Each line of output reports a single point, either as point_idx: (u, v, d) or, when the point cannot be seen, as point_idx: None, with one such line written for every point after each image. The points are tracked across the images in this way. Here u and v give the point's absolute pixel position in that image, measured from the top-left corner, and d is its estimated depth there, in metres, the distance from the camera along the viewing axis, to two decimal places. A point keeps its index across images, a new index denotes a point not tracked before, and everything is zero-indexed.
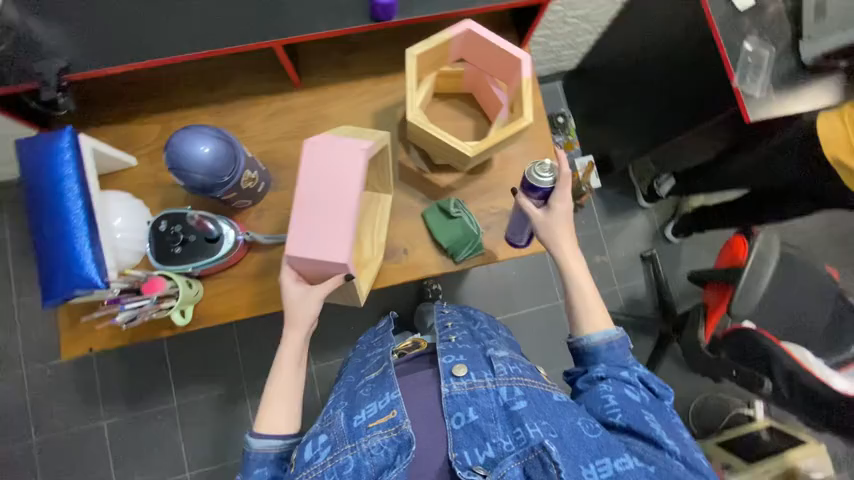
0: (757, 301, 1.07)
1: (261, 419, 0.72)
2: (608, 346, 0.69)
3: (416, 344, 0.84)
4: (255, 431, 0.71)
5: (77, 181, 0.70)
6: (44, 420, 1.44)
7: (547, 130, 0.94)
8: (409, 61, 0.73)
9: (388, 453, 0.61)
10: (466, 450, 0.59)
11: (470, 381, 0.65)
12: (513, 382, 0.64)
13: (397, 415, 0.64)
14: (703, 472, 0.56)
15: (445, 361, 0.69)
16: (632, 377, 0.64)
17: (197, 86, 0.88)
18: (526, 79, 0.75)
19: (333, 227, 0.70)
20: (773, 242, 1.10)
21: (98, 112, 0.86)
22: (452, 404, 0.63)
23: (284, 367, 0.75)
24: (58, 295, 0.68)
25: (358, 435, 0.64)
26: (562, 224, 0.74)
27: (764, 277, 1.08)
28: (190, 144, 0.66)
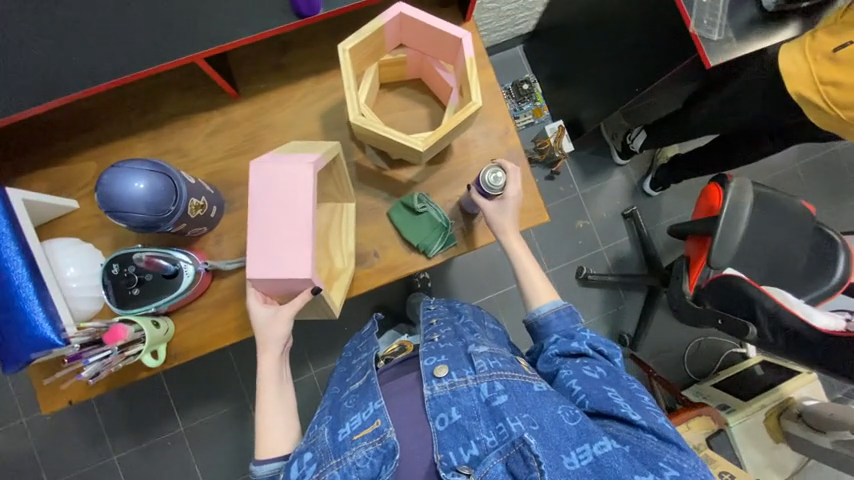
0: (734, 247, 1.08)
1: (261, 444, 0.71)
2: (557, 314, 0.78)
3: (401, 348, 0.84)
4: (258, 458, 0.69)
5: (13, 239, 0.66)
6: (53, 464, 1.44)
7: (505, 107, 0.90)
8: (342, 57, 0.69)
9: (373, 465, 0.60)
10: (451, 450, 0.59)
11: (451, 381, 0.64)
12: (494, 376, 0.63)
13: (381, 424, 0.63)
14: (674, 440, 0.59)
15: (426, 364, 0.67)
16: (583, 346, 0.71)
17: (128, 113, 0.82)
18: (469, 58, 0.71)
19: (291, 245, 0.67)
20: (746, 186, 1.11)
21: (27, 156, 0.81)
22: (435, 406, 0.63)
23: (266, 388, 0.73)
24: (18, 360, 0.65)
25: (342, 450, 0.63)
26: (507, 219, 0.81)
27: (740, 223, 1.08)
28: (122, 183, 0.62)
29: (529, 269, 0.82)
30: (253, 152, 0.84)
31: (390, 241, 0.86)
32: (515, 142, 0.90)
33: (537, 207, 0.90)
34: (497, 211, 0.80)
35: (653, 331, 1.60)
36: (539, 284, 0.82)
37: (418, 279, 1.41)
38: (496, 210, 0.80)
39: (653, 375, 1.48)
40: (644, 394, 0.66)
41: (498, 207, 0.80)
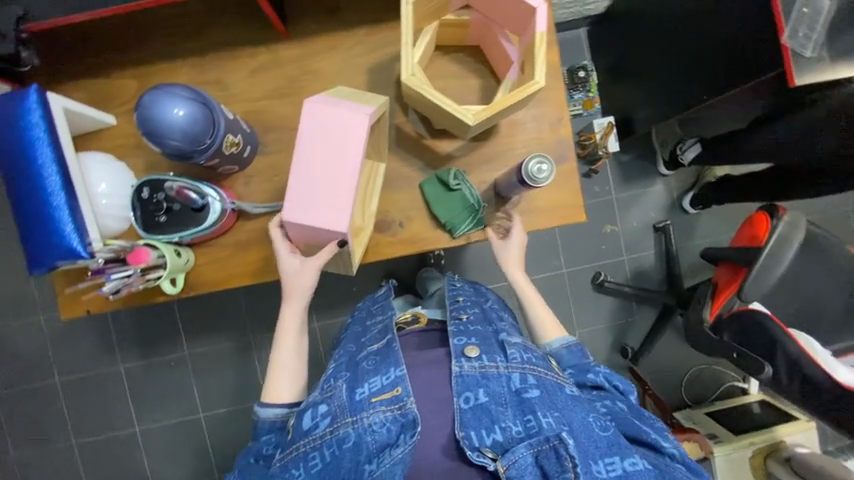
0: (769, 285, 1.04)
1: (268, 388, 0.74)
2: (568, 350, 0.77)
3: (416, 318, 0.82)
4: (263, 401, 0.73)
5: (49, 146, 0.66)
6: (66, 363, 1.53)
7: (563, 93, 0.84)
8: (404, 9, 0.63)
9: (390, 431, 0.61)
10: (473, 430, 0.59)
11: (481, 363, 0.65)
12: (527, 370, 0.64)
13: (401, 393, 0.63)
14: (694, 471, 0.63)
15: (456, 342, 0.68)
16: (599, 380, 0.71)
17: (173, 35, 0.80)
18: (540, 32, 0.65)
19: (331, 194, 0.64)
20: (798, 223, 1.05)
21: (69, 63, 0.80)
22: (462, 384, 0.63)
23: (285, 338, 0.75)
24: (43, 265, 0.67)
25: (358, 410, 0.64)
26: (514, 253, 0.84)
27: (780, 261, 1.03)
28: (163, 108, 0.61)
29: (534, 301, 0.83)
30: (294, 97, 0.81)
31: (417, 213, 0.84)
32: (566, 132, 0.84)
33: (576, 205, 0.86)
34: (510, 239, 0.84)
35: (658, 349, 1.57)
36: (545, 316, 0.82)
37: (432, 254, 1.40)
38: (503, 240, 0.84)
39: (648, 392, 1.47)
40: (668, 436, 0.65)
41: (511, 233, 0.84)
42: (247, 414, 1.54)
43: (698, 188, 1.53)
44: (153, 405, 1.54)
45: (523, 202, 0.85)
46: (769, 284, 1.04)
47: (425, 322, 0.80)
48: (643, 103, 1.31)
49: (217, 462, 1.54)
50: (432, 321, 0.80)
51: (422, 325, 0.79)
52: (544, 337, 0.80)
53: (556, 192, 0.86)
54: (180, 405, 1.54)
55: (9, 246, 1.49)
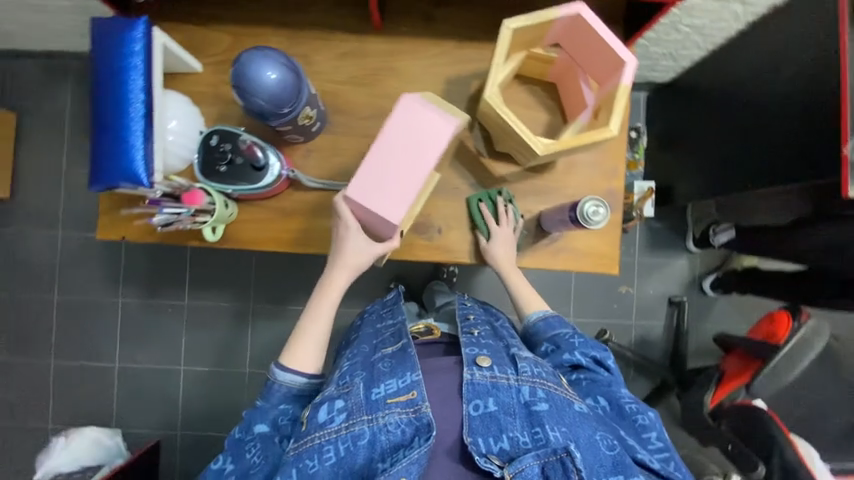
0: (780, 386, 1.02)
1: (290, 353, 0.75)
2: (544, 321, 0.82)
3: (429, 331, 0.84)
4: (282, 364, 0.73)
5: (142, 75, 0.69)
6: (70, 282, 1.55)
7: (624, 146, 0.86)
8: (502, 33, 0.67)
9: (404, 433, 0.64)
10: (480, 437, 0.63)
11: (492, 373, 0.68)
12: (537, 384, 0.66)
13: (416, 397, 0.65)
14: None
15: (468, 350, 0.71)
16: (575, 358, 0.75)
17: (275, 4, 0.84)
18: (624, 85, 0.68)
19: (400, 187, 0.67)
20: (822, 331, 1.03)
21: (174, 7, 0.84)
22: (472, 391, 0.66)
23: (325, 311, 0.77)
24: (104, 183, 0.70)
25: (375, 409, 0.66)
26: (504, 250, 0.82)
27: (795, 365, 1.02)
28: (257, 68, 0.64)
29: (519, 284, 0.84)
30: (371, 88, 0.84)
31: (456, 224, 0.86)
32: (618, 184, 0.86)
33: (611, 256, 0.87)
34: (497, 237, 0.82)
35: None
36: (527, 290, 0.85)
37: (445, 270, 1.38)
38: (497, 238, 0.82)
39: None
40: (648, 432, 0.70)
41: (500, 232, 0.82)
42: (226, 378, 1.53)
43: (721, 271, 1.52)
44: (139, 345, 1.55)
45: (560, 240, 0.87)
46: (777, 387, 1.03)
47: (438, 335, 0.83)
48: (688, 176, 1.32)
49: (183, 417, 1.53)
50: (444, 335, 0.84)
51: (434, 337, 0.83)
52: (525, 310, 0.84)
53: (595, 239, 0.87)
54: (165, 352, 1.55)
55: (49, 157, 1.52)
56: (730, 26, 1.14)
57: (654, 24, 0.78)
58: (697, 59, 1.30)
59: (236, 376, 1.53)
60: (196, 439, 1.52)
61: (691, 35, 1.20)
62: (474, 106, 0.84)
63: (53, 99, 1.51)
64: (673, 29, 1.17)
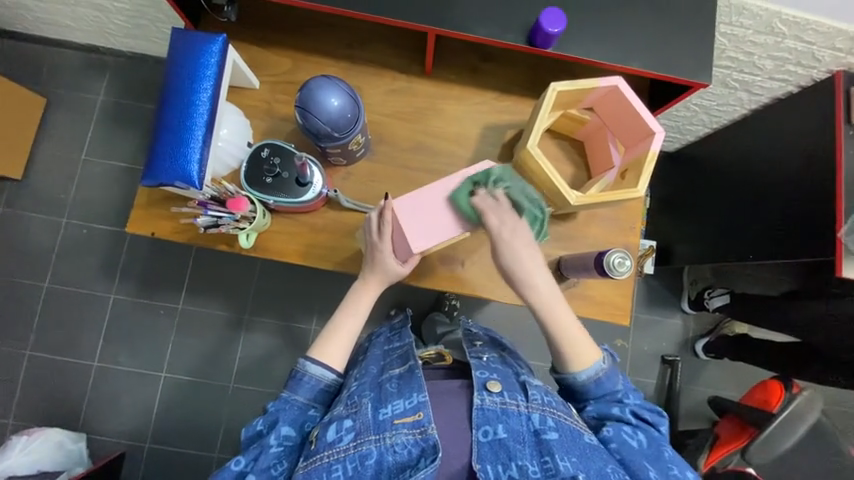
0: (771, 454, 1.02)
1: (321, 348, 0.78)
2: (596, 380, 0.74)
3: (440, 357, 0.90)
4: (313, 356, 0.77)
5: (212, 84, 0.75)
6: (63, 270, 1.47)
7: (641, 205, 0.92)
8: (549, 94, 0.76)
9: (411, 453, 0.68)
10: (489, 464, 0.67)
11: (502, 399, 0.72)
12: (546, 411, 0.70)
13: (423, 418, 0.70)
14: None
15: (479, 374, 0.75)
16: (625, 412, 0.73)
17: (336, 39, 0.91)
18: (652, 152, 0.75)
19: (439, 222, 0.73)
20: (816, 403, 1.03)
21: (242, 27, 0.90)
22: (482, 417, 0.71)
23: (356, 311, 0.79)
24: (157, 178, 0.74)
25: (382, 429, 0.69)
26: (529, 271, 0.71)
27: (787, 434, 1.02)
28: (324, 94, 0.69)
29: (562, 322, 0.72)
30: (414, 123, 0.90)
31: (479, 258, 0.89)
32: (634, 240, 0.91)
33: (623, 308, 0.91)
34: (507, 246, 0.70)
35: None
36: (578, 341, 0.73)
37: (447, 302, 1.37)
38: (504, 247, 0.70)
39: None
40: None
41: (503, 238, 0.69)
42: (207, 392, 1.44)
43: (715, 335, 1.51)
44: (122, 346, 1.46)
45: (577, 287, 0.90)
46: (771, 455, 1.03)
47: (450, 361, 0.88)
48: (685, 239, 1.37)
49: (157, 430, 1.42)
50: (455, 362, 0.88)
51: (446, 363, 0.87)
52: (575, 369, 0.74)
53: (610, 290, 0.91)
54: (148, 357, 1.45)
55: (67, 143, 1.51)
56: (735, 110, 1.26)
57: (678, 102, 0.87)
58: (701, 135, 1.40)
59: (219, 390, 1.44)
60: (164, 454, 1.41)
61: (699, 114, 1.31)
62: (508, 151, 0.91)
63: (86, 88, 1.53)
64: (685, 106, 1.28)
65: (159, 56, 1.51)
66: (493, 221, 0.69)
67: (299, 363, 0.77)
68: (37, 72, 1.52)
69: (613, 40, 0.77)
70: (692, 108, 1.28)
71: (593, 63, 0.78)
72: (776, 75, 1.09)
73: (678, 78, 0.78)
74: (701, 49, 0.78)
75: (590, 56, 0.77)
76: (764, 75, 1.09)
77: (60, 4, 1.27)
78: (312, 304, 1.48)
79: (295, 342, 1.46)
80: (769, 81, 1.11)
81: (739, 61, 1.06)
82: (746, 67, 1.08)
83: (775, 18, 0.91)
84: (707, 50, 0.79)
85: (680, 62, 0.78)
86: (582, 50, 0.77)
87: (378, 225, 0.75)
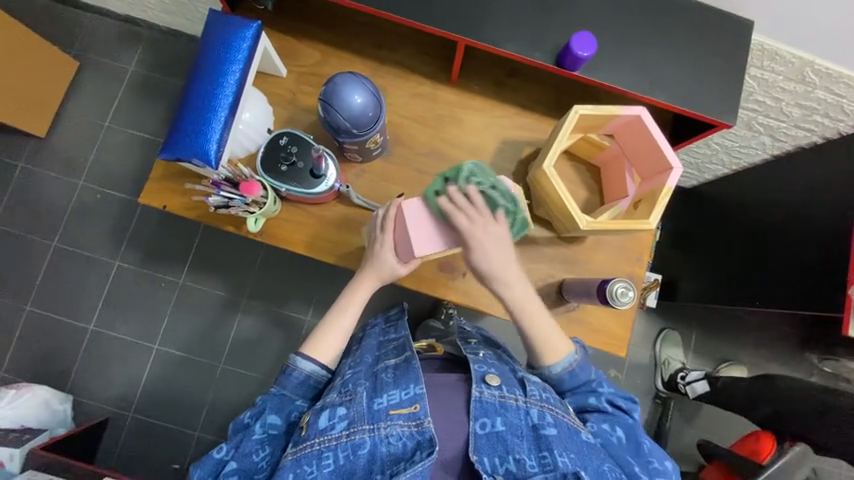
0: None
1: (313, 344, 0.78)
2: (570, 373, 0.76)
3: (431, 347, 0.93)
4: (305, 352, 0.77)
5: (241, 68, 0.77)
6: (72, 232, 1.50)
7: (651, 238, 0.91)
8: (571, 116, 0.76)
9: (405, 445, 0.67)
10: (486, 457, 0.66)
11: (501, 393, 0.71)
12: (545, 408, 0.69)
13: (419, 411, 0.69)
14: None
15: (477, 368, 0.75)
16: (600, 403, 0.75)
17: (366, 37, 0.92)
18: (668, 186, 0.74)
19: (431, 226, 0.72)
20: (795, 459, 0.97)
21: (276, 16, 0.91)
22: (480, 408, 0.70)
23: (352, 305, 0.79)
24: (175, 153, 0.75)
25: (376, 419, 0.69)
26: (511, 267, 0.72)
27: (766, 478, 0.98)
28: (348, 90, 0.70)
29: (537, 320, 0.74)
30: (433, 129, 0.91)
31: None
32: (639, 271, 0.91)
33: (620, 338, 0.89)
34: (479, 243, 0.69)
35: None
36: (554, 338, 0.75)
37: (444, 310, 1.35)
38: (476, 243, 0.69)
39: None
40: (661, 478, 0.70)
41: (474, 237, 0.69)
42: (195, 369, 1.44)
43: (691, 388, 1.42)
44: (119, 314, 1.47)
45: (576, 311, 0.89)
46: None
47: (441, 352, 0.90)
48: (691, 277, 1.35)
49: (141, 401, 1.42)
50: (447, 353, 0.90)
51: (437, 354, 0.90)
52: (550, 362, 0.75)
53: (609, 318, 0.90)
54: (144, 327, 1.46)
55: (93, 108, 1.54)
56: (756, 153, 1.25)
57: (700, 138, 0.86)
58: (719, 175, 1.39)
59: (208, 369, 1.44)
60: (146, 426, 1.41)
61: (719, 153, 1.29)
62: (523, 168, 0.90)
63: (118, 57, 1.56)
64: (706, 143, 1.27)
65: (193, 35, 1.54)
66: (463, 219, 0.68)
67: (289, 359, 0.77)
68: (74, 37, 1.56)
69: (642, 71, 0.77)
70: (713, 146, 1.27)
71: (619, 90, 0.78)
72: (803, 124, 1.08)
73: (701, 116, 0.78)
74: (728, 89, 0.78)
75: (617, 83, 0.77)
76: (790, 121, 1.08)
77: None
78: (309, 295, 1.49)
79: (287, 331, 1.47)
80: (794, 129, 1.10)
81: (766, 105, 1.05)
82: (773, 112, 1.07)
83: (808, 67, 0.90)
84: (734, 91, 0.79)
85: (706, 101, 0.78)
86: (609, 77, 0.77)
87: (382, 222, 0.77)
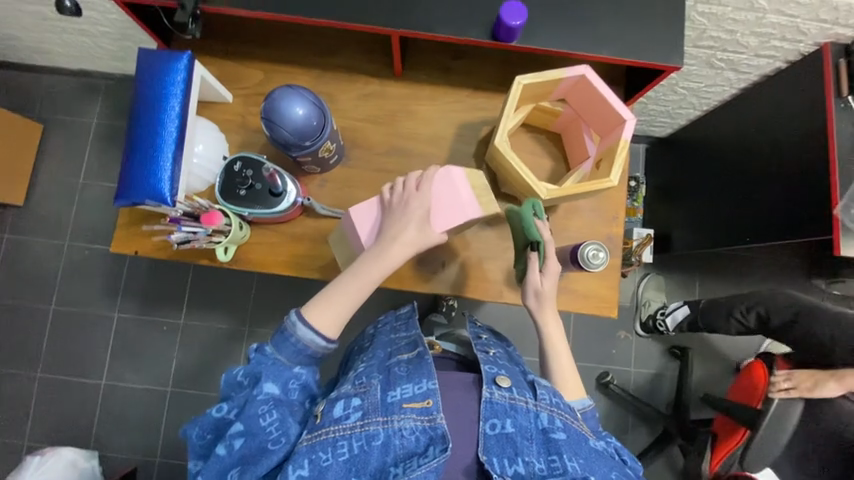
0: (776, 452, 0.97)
1: (313, 310, 0.74)
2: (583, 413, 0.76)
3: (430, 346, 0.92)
4: (303, 317, 0.73)
5: (180, 102, 0.76)
6: (67, 292, 1.51)
7: (623, 195, 0.90)
8: (515, 88, 0.74)
9: (418, 440, 0.67)
10: (495, 457, 0.66)
11: (511, 394, 0.71)
12: (555, 413, 0.70)
13: (432, 406, 0.69)
14: None
15: (488, 369, 0.75)
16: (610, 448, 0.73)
17: (306, 48, 0.91)
18: (623, 141, 0.73)
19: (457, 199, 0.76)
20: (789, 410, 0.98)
21: (213, 43, 0.91)
22: (489, 410, 0.70)
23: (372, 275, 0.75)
24: (130, 197, 0.75)
25: (389, 411, 0.69)
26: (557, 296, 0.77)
27: (782, 434, 0.97)
28: (287, 104, 0.70)
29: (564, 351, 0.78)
30: (389, 127, 0.90)
31: (464, 260, 0.89)
32: (617, 230, 0.90)
33: (611, 300, 0.89)
34: (552, 272, 0.75)
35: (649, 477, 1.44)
36: (568, 373, 0.78)
37: (445, 303, 1.34)
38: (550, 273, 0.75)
39: None
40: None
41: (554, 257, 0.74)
42: (212, 404, 1.45)
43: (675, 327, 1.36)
44: (128, 364, 1.48)
45: (562, 281, 0.89)
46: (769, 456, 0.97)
47: (439, 351, 0.91)
48: (682, 225, 1.34)
49: (165, 444, 1.44)
50: (445, 351, 0.91)
51: (435, 352, 0.90)
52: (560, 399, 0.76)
53: (596, 282, 0.89)
54: (154, 371, 1.48)
55: (65, 166, 1.55)
56: (723, 91, 1.22)
57: (655, 86, 0.85)
58: (692, 118, 1.37)
59: None
60: (175, 467, 1.43)
61: (686, 97, 1.27)
62: (483, 149, 0.90)
63: (78, 112, 1.56)
64: (671, 89, 1.24)
65: None
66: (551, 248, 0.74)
67: (287, 320, 0.74)
68: (32, 101, 1.56)
69: (579, 29, 0.76)
70: (678, 91, 1.24)
71: (560, 54, 0.77)
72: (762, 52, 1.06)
73: (647, 63, 0.76)
74: (671, 31, 0.77)
75: (558, 46, 0.76)
76: (749, 52, 1.06)
77: (49, 33, 1.31)
78: None
79: None
80: (755, 59, 1.08)
81: (721, 40, 1.03)
82: (730, 45, 1.04)
83: None
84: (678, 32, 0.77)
85: (651, 46, 0.76)
86: (548, 42, 0.76)
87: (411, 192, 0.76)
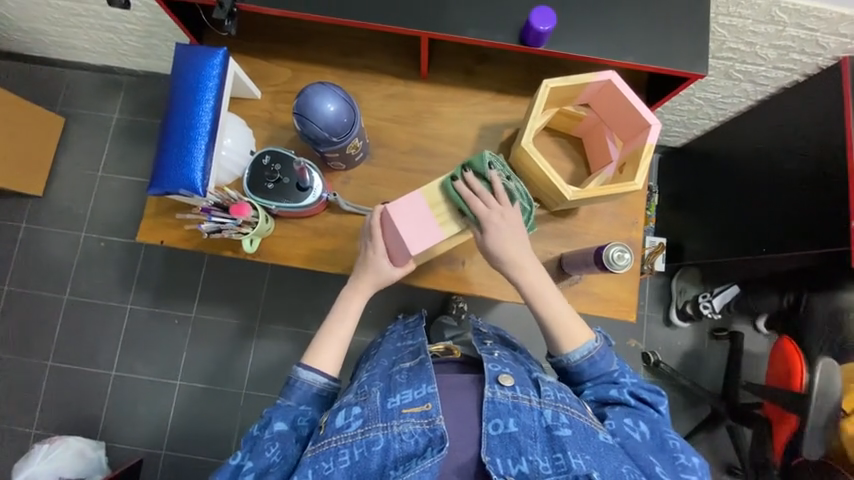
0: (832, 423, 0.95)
1: (313, 355, 0.78)
2: (590, 361, 0.76)
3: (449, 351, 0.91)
4: (305, 364, 0.78)
5: (214, 96, 0.79)
6: (82, 283, 1.53)
7: (643, 199, 0.91)
8: (542, 91, 0.76)
9: (417, 443, 0.67)
10: (498, 458, 0.66)
11: (513, 393, 0.71)
12: (559, 408, 0.69)
13: (432, 409, 0.70)
14: None
15: (490, 368, 0.75)
16: (623, 396, 0.74)
17: (333, 48, 0.93)
18: (649, 144, 0.74)
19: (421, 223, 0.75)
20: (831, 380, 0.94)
21: (244, 41, 0.93)
22: (492, 410, 0.70)
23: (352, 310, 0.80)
24: (163, 187, 0.77)
25: (389, 417, 0.70)
26: (514, 246, 0.74)
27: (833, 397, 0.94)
28: (320, 100, 0.72)
29: (549, 303, 0.75)
30: (412, 127, 0.92)
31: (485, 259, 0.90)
32: (637, 235, 0.90)
33: (629, 304, 0.89)
34: (494, 227, 0.73)
35: None
36: (563, 322, 0.76)
37: (455, 305, 1.35)
38: (493, 228, 0.73)
39: None
40: (689, 475, 0.67)
41: (493, 221, 0.72)
42: (219, 399, 1.46)
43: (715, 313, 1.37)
44: (139, 356, 1.49)
45: (581, 283, 0.89)
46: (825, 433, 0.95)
47: (459, 355, 0.88)
48: (696, 235, 1.34)
49: (172, 437, 1.44)
50: (465, 356, 0.89)
51: (455, 356, 0.88)
52: (568, 348, 0.76)
53: (614, 286, 0.90)
54: (164, 365, 1.49)
55: (85, 159, 1.57)
56: (741, 102, 1.23)
57: (677, 93, 0.86)
58: (707, 129, 1.38)
59: (231, 397, 1.46)
60: (180, 461, 1.43)
61: (703, 107, 1.28)
62: (506, 152, 0.91)
63: (100, 107, 1.59)
64: (689, 99, 1.25)
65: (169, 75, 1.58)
66: (481, 206, 0.73)
67: (293, 371, 0.78)
68: (56, 94, 1.59)
69: (605, 36, 0.78)
70: (695, 101, 1.25)
71: (587, 59, 0.79)
72: (781, 65, 1.07)
73: (672, 71, 0.78)
74: (696, 40, 0.78)
75: (584, 51, 0.77)
76: (768, 64, 1.07)
77: (78, 28, 1.35)
78: (320, 310, 1.50)
79: (304, 347, 1.48)
80: (773, 71, 1.09)
81: (740, 51, 1.04)
82: (749, 57, 1.05)
83: (774, 6, 0.89)
84: (703, 41, 0.78)
85: (675, 55, 0.78)
86: (574, 47, 0.77)
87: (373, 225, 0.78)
